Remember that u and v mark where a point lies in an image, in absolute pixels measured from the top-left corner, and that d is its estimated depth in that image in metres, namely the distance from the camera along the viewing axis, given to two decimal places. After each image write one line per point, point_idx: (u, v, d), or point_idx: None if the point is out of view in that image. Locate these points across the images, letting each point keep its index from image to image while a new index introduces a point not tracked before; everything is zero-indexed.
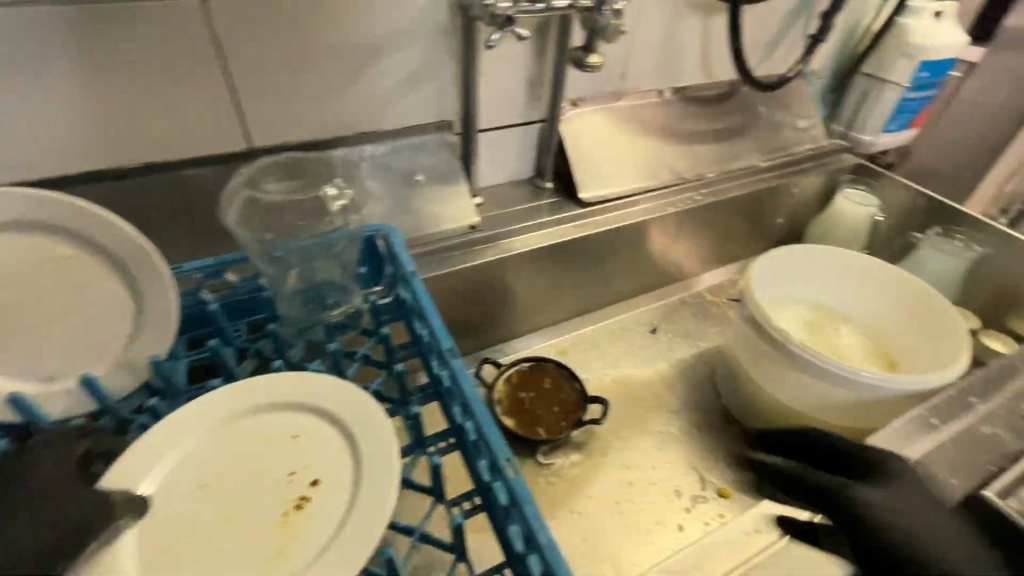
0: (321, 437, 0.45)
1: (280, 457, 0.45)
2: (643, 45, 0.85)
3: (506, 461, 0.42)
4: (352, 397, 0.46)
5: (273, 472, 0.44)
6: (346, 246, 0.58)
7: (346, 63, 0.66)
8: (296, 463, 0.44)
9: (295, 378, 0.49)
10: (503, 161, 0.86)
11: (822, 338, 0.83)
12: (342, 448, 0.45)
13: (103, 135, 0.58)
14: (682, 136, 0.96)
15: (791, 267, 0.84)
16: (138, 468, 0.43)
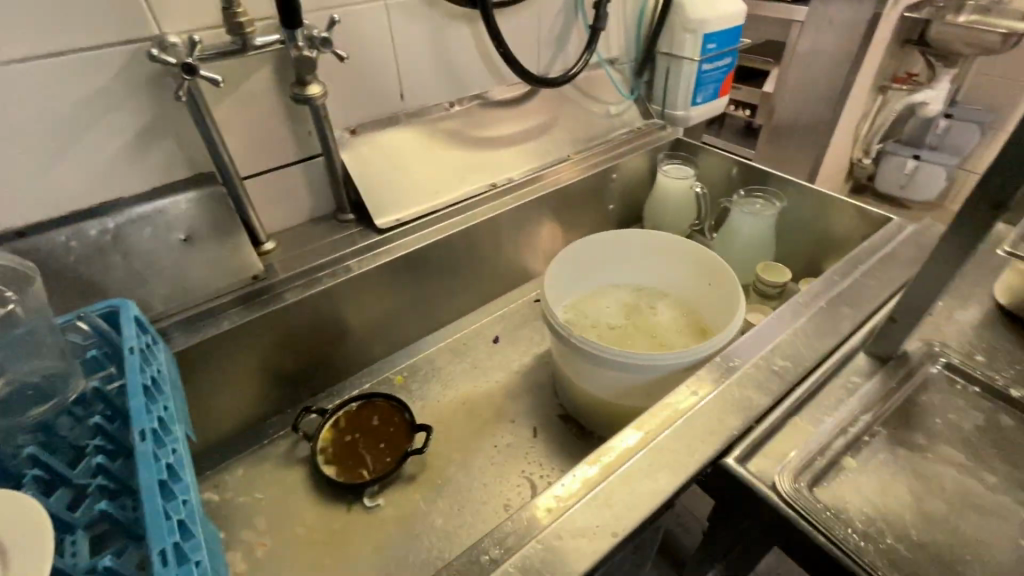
0: None
1: None
2: (413, 61, 0.84)
3: (161, 553, 0.38)
4: (12, 526, 0.40)
5: None
6: (52, 329, 0.54)
7: (48, 134, 0.62)
8: None
9: None
10: (293, 201, 0.83)
11: (641, 322, 0.83)
12: None
13: None
14: (486, 142, 0.96)
15: (596, 256, 0.85)
16: None
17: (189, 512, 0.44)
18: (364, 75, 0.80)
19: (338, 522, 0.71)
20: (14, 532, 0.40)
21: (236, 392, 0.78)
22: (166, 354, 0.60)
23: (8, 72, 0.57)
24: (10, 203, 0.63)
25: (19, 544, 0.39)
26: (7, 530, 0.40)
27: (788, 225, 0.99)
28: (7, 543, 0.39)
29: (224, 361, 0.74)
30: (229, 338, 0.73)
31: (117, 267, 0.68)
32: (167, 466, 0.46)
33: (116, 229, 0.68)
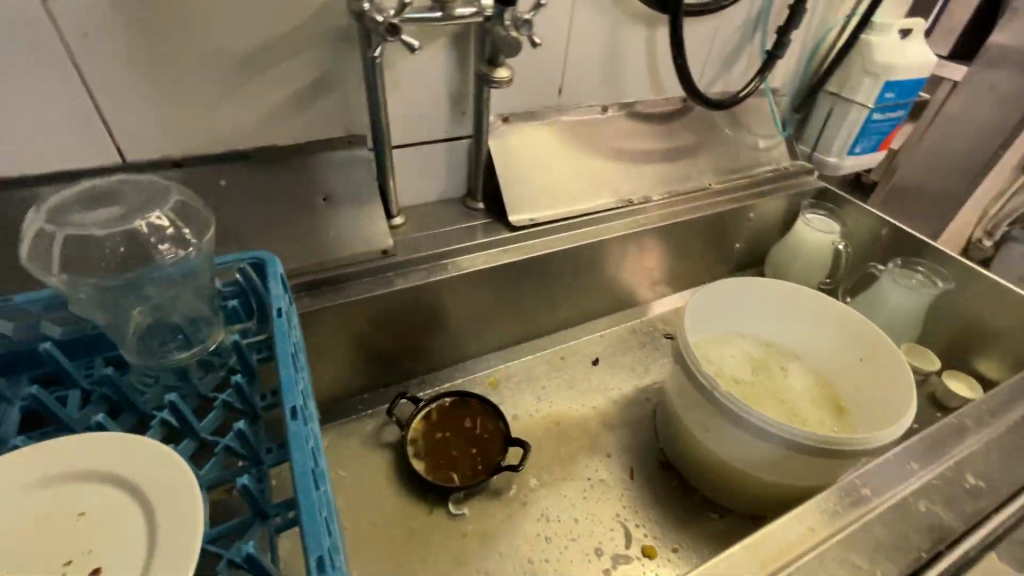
0: (115, 528, 0.36)
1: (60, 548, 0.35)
2: (580, 57, 0.79)
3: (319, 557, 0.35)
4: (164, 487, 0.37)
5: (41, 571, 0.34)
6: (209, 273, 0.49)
7: (228, 70, 0.60)
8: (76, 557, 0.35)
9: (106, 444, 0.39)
10: (428, 179, 0.80)
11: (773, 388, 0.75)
12: (136, 548, 0.35)
13: None
14: (629, 155, 0.90)
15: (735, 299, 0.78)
16: None
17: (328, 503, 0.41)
18: (532, 64, 0.76)
19: (419, 521, 0.68)
20: (164, 494, 0.37)
21: (338, 363, 0.75)
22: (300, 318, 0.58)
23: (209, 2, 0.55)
24: (177, 133, 0.61)
25: (171, 510, 0.36)
26: (158, 491, 0.37)
27: (941, 308, 0.89)
28: (157, 504, 0.36)
29: (336, 330, 0.72)
30: (348, 308, 0.71)
31: (259, 216, 0.66)
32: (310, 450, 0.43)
33: (265, 177, 0.67)
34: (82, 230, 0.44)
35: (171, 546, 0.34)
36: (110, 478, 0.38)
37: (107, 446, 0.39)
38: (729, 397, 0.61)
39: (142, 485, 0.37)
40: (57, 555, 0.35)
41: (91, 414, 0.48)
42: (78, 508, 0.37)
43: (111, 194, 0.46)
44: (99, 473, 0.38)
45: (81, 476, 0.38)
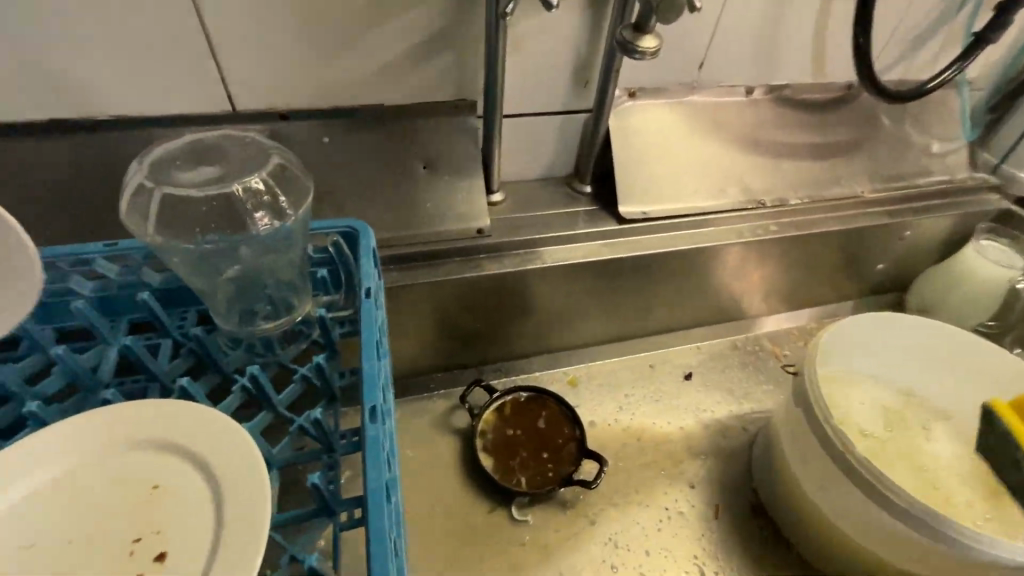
0: (183, 507, 0.34)
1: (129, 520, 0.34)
2: (733, 27, 0.67)
3: None
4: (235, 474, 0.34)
5: (112, 540, 0.33)
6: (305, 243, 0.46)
7: (344, 18, 0.55)
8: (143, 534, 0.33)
9: (184, 414, 0.37)
10: (535, 155, 0.73)
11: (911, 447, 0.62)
12: (202, 535, 0.33)
13: (65, 79, 0.52)
14: (768, 147, 0.77)
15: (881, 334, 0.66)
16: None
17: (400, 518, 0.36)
18: (674, 31, 0.65)
19: (481, 520, 0.65)
20: (235, 480, 0.34)
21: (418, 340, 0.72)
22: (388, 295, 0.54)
23: None
24: (287, 84, 0.58)
25: (239, 501, 0.33)
26: (229, 475, 0.34)
27: None
28: (227, 491, 0.34)
29: (420, 307, 0.68)
30: (436, 286, 0.67)
31: (358, 177, 0.64)
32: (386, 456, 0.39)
33: (368, 137, 0.63)
34: (182, 189, 0.43)
35: (231, 548, 0.32)
36: (184, 454, 0.36)
37: (182, 417, 0.37)
38: (863, 463, 0.51)
39: (213, 468, 0.35)
40: (126, 530, 0.34)
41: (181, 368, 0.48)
42: (152, 480, 0.35)
43: (217, 153, 0.46)
44: (173, 446, 0.36)
45: (155, 446, 0.36)
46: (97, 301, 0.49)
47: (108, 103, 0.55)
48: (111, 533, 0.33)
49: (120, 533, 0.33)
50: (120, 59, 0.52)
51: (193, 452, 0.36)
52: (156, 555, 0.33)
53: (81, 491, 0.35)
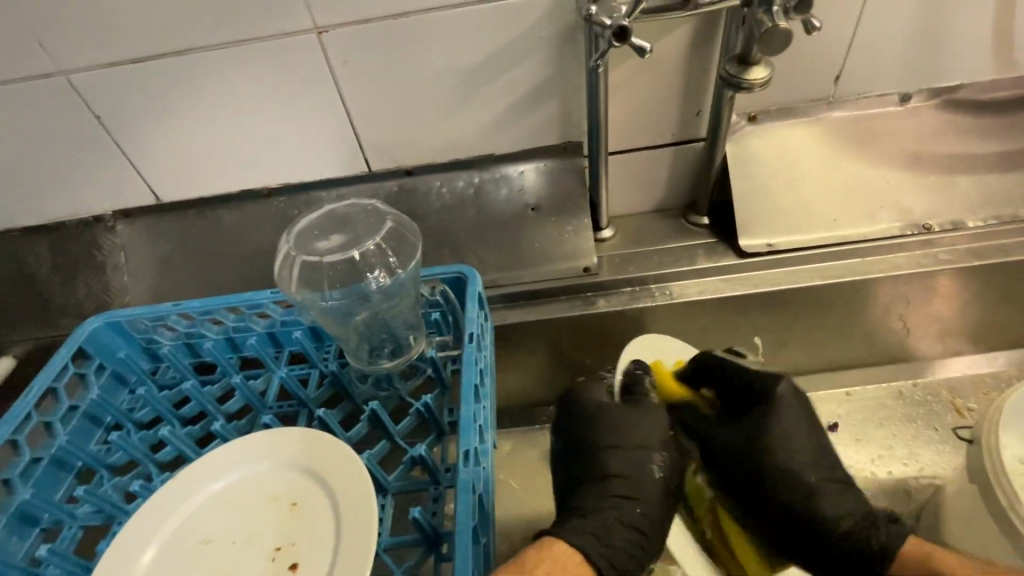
0: (311, 521, 0.41)
1: (274, 527, 0.41)
2: (873, 34, 0.59)
3: None
4: (353, 506, 0.39)
5: (260, 545, 0.41)
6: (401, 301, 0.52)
7: (458, 83, 0.61)
8: (282, 540, 0.40)
9: (314, 441, 0.43)
10: (644, 189, 0.71)
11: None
12: (324, 552, 0.39)
13: (253, 159, 0.67)
14: (936, 162, 0.65)
15: None
16: (180, 493, 0.43)
17: (486, 556, 0.40)
18: (798, 49, 0.59)
19: None
20: (350, 509, 0.39)
21: (528, 375, 0.74)
22: (492, 333, 0.57)
23: (446, 20, 0.56)
24: (411, 145, 0.66)
25: (353, 526, 0.38)
26: (346, 502, 0.40)
27: None
28: (344, 515, 0.39)
29: (526, 343, 0.70)
30: (542, 324, 0.68)
31: (470, 222, 0.69)
32: (477, 498, 0.40)
33: (478, 183, 0.69)
34: (314, 255, 0.50)
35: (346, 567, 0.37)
36: (311, 477, 0.42)
37: (315, 444, 0.43)
38: None
39: (336, 493, 0.41)
40: (270, 539, 0.41)
41: (322, 395, 0.57)
42: (289, 499, 0.42)
43: (346, 223, 0.53)
44: (305, 470, 0.43)
45: (289, 468, 0.43)
46: (265, 337, 0.61)
47: (283, 174, 0.69)
48: (259, 540, 0.41)
49: (268, 537, 0.41)
50: (290, 142, 0.65)
51: (322, 477, 0.42)
52: (291, 563, 0.39)
53: (240, 500, 0.43)
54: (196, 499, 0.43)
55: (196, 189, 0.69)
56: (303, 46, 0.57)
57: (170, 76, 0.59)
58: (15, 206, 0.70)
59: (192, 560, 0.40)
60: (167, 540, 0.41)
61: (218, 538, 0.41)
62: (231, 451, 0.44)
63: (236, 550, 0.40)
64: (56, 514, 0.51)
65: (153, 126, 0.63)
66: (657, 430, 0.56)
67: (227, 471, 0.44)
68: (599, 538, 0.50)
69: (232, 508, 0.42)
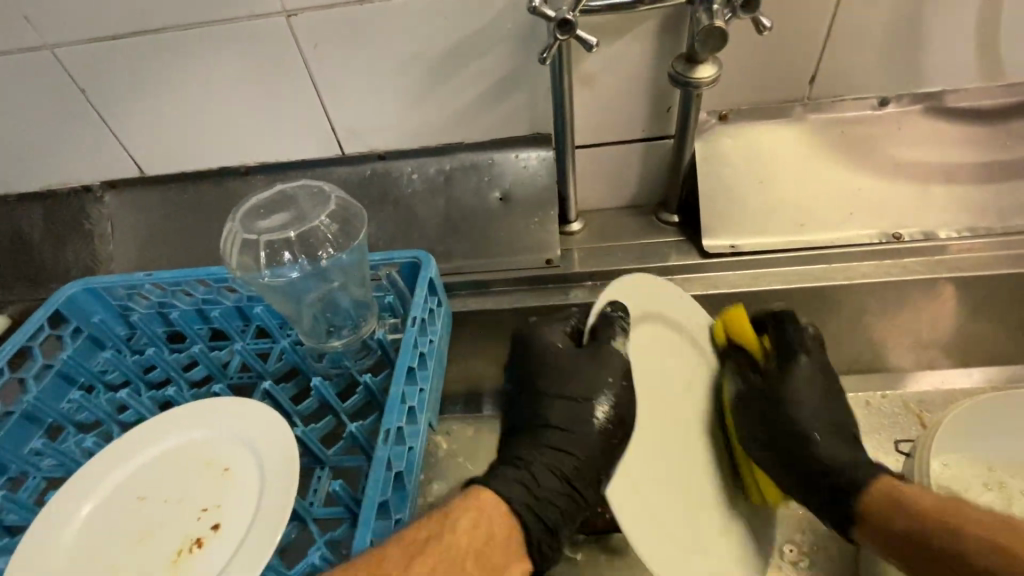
0: (240, 486, 0.43)
1: (204, 489, 0.43)
2: (847, 35, 0.57)
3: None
4: (277, 476, 0.41)
5: (190, 505, 0.43)
6: (348, 279, 0.54)
7: (428, 70, 0.61)
8: (210, 502, 0.42)
9: (252, 412, 0.45)
10: (615, 184, 0.71)
11: (962, 510, 0.54)
12: (245, 516, 0.41)
13: (232, 137, 0.69)
14: (913, 170, 0.63)
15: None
16: (123, 451, 0.45)
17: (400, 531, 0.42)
18: (769, 47, 0.58)
19: None
20: (273, 479, 0.41)
21: (491, 363, 0.75)
22: (444, 319, 0.59)
23: (411, 6, 0.56)
24: (383, 130, 0.67)
25: (273, 493, 0.40)
26: (271, 470, 0.42)
27: None
28: (268, 484, 0.41)
29: (489, 330, 0.71)
30: (505, 313, 0.69)
31: (439, 209, 0.70)
32: (395, 475, 0.43)
33: (449, 171, 0.69)
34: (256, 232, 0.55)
35: (261, 528, 0.39)
36: (243, 444, 0.44)
37: (252, 415, 0.45)
38: None
39: (263, 462, 0.42)
40: (199, 500, 0.43)
41: (279, 369, 0.60)
42: (222, 464, 0.44)
43: (289, 203, 0.57)
44: (241, 439, 0.45)
45: (225, 435, 0.45)
46: (231, 311, 0.64)
47: (261, 154, 0.71)
48: (189, 502, 0.43)
49: (198, 499, 0.43)
50: (266, 122, 0.67)
51: (253, 446, 0.44)
52: (214, 524, 0.41)
53: (178, 461, 0.45)
54: (137, 461, 0.45)
55: (180, 165, 0.72)
56: (275, 29, 0.58)
57: (150, 53, 0.61)
58: (13, 173, 0.73)
59: (125, 515, 0.42)
60: (106, 496, 0.43)
61: (151, 495, 0.43)
62: (174, 417, 0.46)
63: (168, 509, 0.43)
64: (21, 465, 0.54)
65: (137, 102, 0.65)
66: (604, 379, 0.48)
67: (169, 435, 0.46)
68: (529, 488, 0.45)
69: (170, 469, 0.45)
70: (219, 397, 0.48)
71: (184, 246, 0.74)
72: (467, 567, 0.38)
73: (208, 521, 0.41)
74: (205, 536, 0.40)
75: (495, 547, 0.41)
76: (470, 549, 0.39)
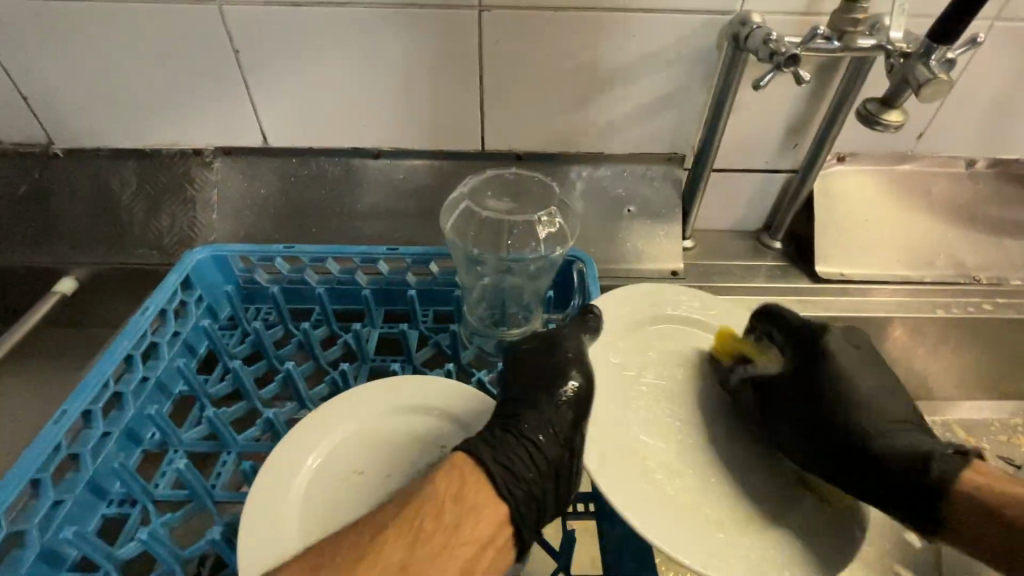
0: None
1: (426, 466, 0.43)
2: (961, 102, 0.66)
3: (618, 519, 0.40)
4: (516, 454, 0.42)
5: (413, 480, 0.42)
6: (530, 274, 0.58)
7: (593, 80, 0.64)
8: None
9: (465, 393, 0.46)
10: (728, 208, 0.76)
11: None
12: None
13: (373, 118, 0.68)
14: (990, 223, 0.73)
15: None
16: (329, 423, 0.44)
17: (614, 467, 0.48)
18: None
19: None
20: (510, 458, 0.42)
21: None
22: None
23: (600, 20, 0.59)
24: (529, 130, 0.69)
25: None
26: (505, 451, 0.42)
27: None
28: None
29: None
30: None
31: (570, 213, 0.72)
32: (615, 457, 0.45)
33: (585, 178, 0.72)
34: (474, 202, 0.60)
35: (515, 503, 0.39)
36: (463, 423, 0.45)
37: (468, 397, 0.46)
38: None
39: None
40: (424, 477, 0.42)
41: (427, 354, 0.59)
42: (440, 442, 0.44)
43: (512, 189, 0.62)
44: (458, 418, 0.45)
45: (438, 412, 0.46)
46: (373, 293, 0.62)
47: (396, 138, 0.70)
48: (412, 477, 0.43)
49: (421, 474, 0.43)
50: (414, 108, 0.67)
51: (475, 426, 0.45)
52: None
53: (388, 437, 0.44)
54: (346, 432, 0.44)
55: (307, 139, 0.70)
56: (462, 20, 0.59)
57: (322, 24, 0.60)
58: (116, 125, 0.68)
59: (346, 488, 0.41)
60: (321, 466, 0.42)
61: (368, 469, 0.43)
62: (380, 393, 0.46)
63: (391, 483, 0.42)
64: (163, 436, 0.50)
65: (289, 71, 0.63)
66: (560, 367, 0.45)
67: (375, 409, 0.45)
68: (504, 453, 0.40)
69: (382, 443, 0.44)
70: (419, 376, 0.48)
71: (298, 221, 0.71)
72: (434, 539, 0.35)
73: None
74: None
75: (472, 489, 0.38)
76: (448, 493, 0.37)
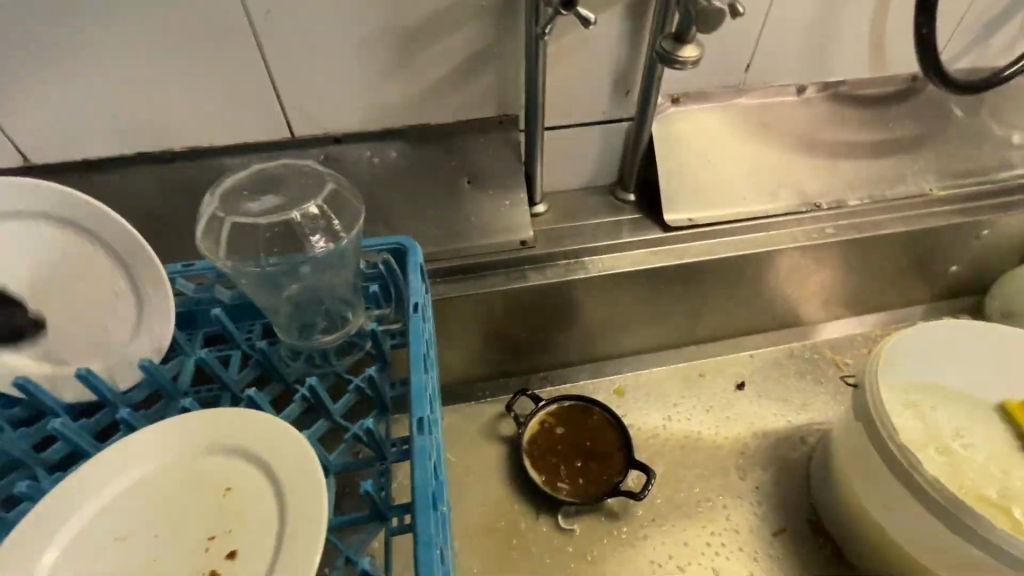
0: (254, 499, 0.38)
1: (208, 510, 0.38)
2: (782, 28, 0.65)
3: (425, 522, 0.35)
4: (308, 481, 0.37)
5: (193, 532, 0.37)
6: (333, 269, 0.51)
7: (395, 45, 0.58)
8: (221, 527, 0.37)
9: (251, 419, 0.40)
10: (576, 165, 0.73)
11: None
12: (271, 529, 0.36)
13: (149, 117, 0.58)
14: (825, 148, 0.74)
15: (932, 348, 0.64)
16: (85, 488, 0.38)
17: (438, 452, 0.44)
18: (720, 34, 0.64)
19: (526, 524, 0.66)
20: (300, 480, 0.37)
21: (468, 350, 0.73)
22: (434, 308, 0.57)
23: None
24: (340, 108, 0.62)
25: (305, 497, 0.36)
26: (294, 476, 0.37)
27: None
28: (294, 486, 0.37)
29: (465, 316, 0.69)
30: (485, 297, 0.68)
31: (405, 196, 0.67)
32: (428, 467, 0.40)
33: (414, 155, 0.66)
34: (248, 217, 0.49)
35: (298, 541, 0.35)
36: (251, 459, 0.39)
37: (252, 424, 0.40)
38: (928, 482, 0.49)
39: (279, 473, 0.38)
40: (207, 526, 0.37)
41: (247, 376, 0.52)
42: (224, 484, 0.39)
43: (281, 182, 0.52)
44: (244, 453, 0.39)
45: (222, 449, 0.40)
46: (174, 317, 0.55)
47: (186, 137, 0.60)
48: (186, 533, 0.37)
49: (202, 523, 0.37)
50: (196, 101, 0.58)
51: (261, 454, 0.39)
52: (231, 551, 0.36)
53: (164, 487, 0.39)
54: (114, 489, 0.38)
55: (75, 151, 0.59)
56: None
57: (37, 11, 0.49)
58: None
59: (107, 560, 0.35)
60: (75, 542, 0.36)
61: (139, 527, 0.37)
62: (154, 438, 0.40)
63: (166, 541, 0.36)
64: None
65: (17, 72, 0.52)
66: None
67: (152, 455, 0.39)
68: None
69: (158, 497, 0.38)
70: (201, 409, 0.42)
71: None
72: None
73: (227, 538, 0.36)
74: (223, 567, 0.35)
75: None
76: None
